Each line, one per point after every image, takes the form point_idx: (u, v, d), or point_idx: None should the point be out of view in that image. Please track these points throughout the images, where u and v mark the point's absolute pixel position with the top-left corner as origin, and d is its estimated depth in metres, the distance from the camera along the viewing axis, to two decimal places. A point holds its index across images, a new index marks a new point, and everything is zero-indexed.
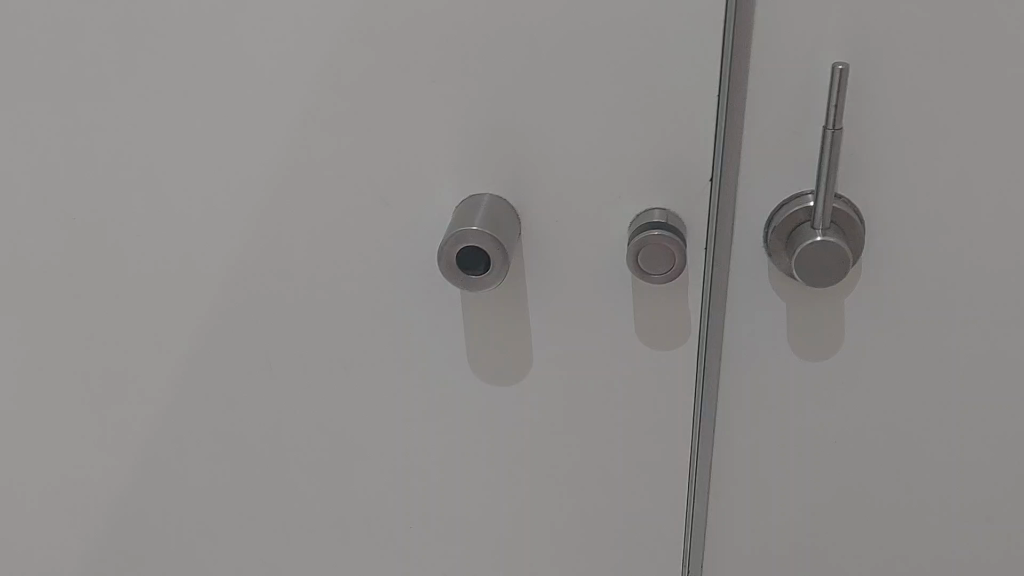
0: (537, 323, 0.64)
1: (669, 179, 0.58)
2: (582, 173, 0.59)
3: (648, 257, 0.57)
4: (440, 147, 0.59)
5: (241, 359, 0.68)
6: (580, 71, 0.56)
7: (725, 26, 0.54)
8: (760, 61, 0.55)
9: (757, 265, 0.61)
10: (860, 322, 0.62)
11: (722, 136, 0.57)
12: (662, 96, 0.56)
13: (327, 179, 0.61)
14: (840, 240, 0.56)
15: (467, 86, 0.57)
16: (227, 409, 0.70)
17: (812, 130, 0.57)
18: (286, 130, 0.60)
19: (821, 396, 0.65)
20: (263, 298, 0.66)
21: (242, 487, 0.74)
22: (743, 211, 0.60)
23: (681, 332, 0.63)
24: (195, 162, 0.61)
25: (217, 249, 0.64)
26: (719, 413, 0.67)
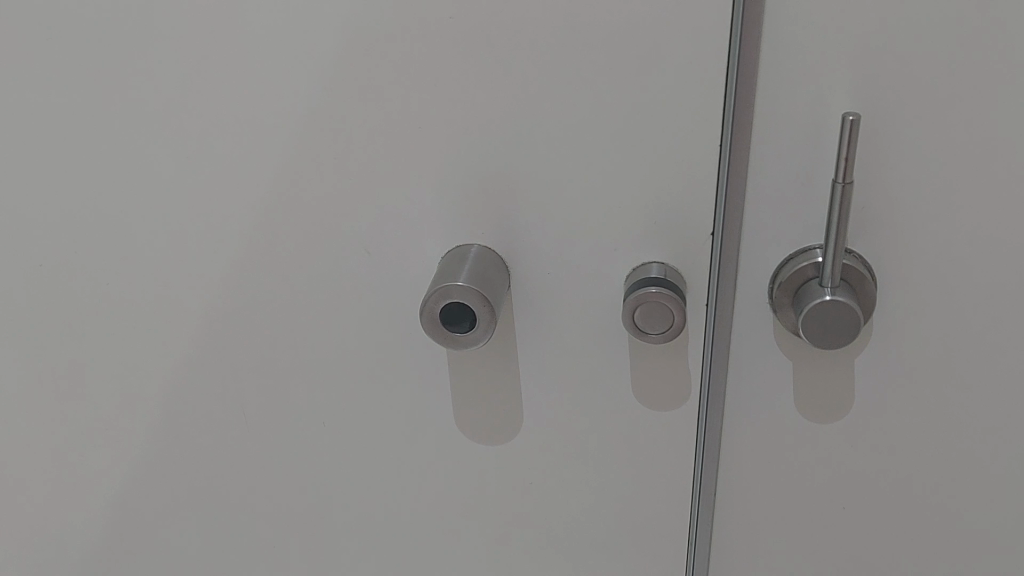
0: (525, 378, 0.61)
1: (667, 231, 0.55)
2: (572, 226, 0.55)
3: (646, 315, 0.53)
4: (424, 194, 0.56)
5: (215, 413, 0.65)
6: (570, 121, 0.52)
7: (727, 71, 0.50)
8: (765, 108, 0.51)
9: (761, 322, 0.57)
10: (872, 382, 0.58)
11: (723, 187, 0.54)
12: (658, 147, 0.52)
13: (305, 228, 0.57)
14: (850, 299, 0.52)
15: (450, 130, 0.53)
16: (203, 457, 0.67)
17: (819, 182, 0.53)
18: (260, 178, 0.56)
19: (825, 459, 0.61)
20: (238, 350, 0.62)
21: (220, 533, 0.71)
22: (747, 264, 0.56)
23: (680, 390, 0.59)
24: (165, 211, 0.58)
25: (191, 300, 0.61)
26: (718, 474, 0.63)
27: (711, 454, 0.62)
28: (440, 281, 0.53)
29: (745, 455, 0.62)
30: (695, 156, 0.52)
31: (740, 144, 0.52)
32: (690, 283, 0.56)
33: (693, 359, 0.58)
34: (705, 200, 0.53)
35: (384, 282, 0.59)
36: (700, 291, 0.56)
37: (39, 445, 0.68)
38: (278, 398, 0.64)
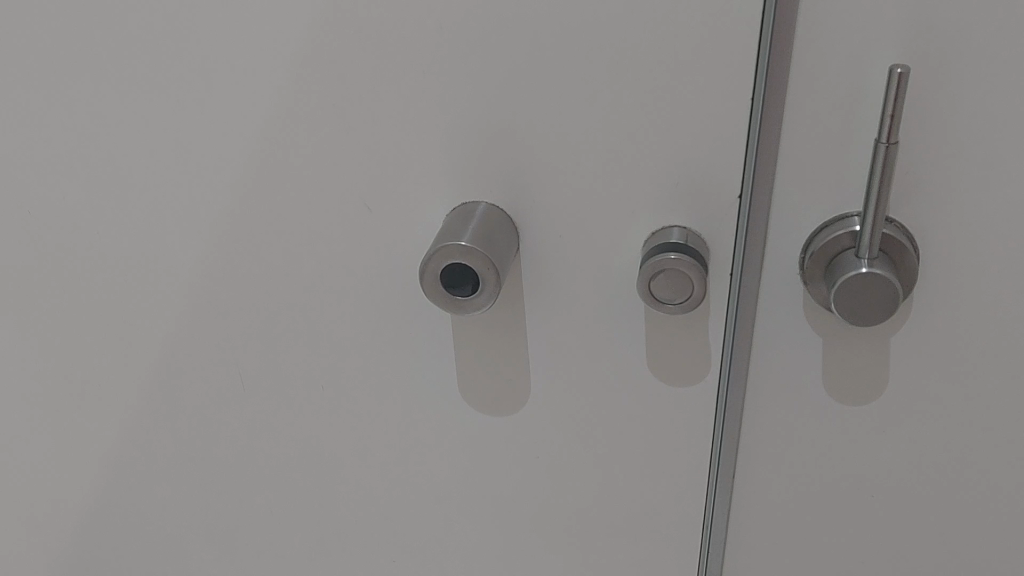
0: (533, 349, 0.57)
1: (690, 195, 0.50)
2: (588, 187, 0.51)
3: (664, 286, 0.49)
4: (428, 148, 0.51)
5: (206, 376, 0.61)
6: (587, 71, 0.48)
7: (762, 18, 0.45)
8: (803, 61, 0.46)
9: (791, 296, 0.53)
10: (908, 364, 0.53)
11: (754, 146, 0.49)
12: (682, 101, 0.47)
13: (300, 183, 0.53)
14: (889, 273, 0.48)
15: (457, 79, 0.49)
16: (195, 423, 0.64)
17: (859, 144, 0.48)
18: (251, 127, 0.52)
19: (855, 446, 0.57)
20: (229, 311, 0.59)
21: (212, 504, 0.67)
22: (777, 233, 0.51)
23: (700, 365, 0.55)
24: (152, 161, 0.54)
25: (180, 255, 0.57)
26: (737, 457, 0.59)
27: (731, 434, 0.58)
28: (442, 239, 0.49)
29: (768, 438, 0.58)
30: (723, 112, 0.47)
31: (773, 99, 0.48)
32: (713, 251, 0.51)
33: (715, 333, 0.54)
34: (733, 162, 0.49)
35: (385, 243, 0.55)
36: (725, 261, 0.52)
37: (28, 404, 0.65)
38: (271, 365, 0.60)
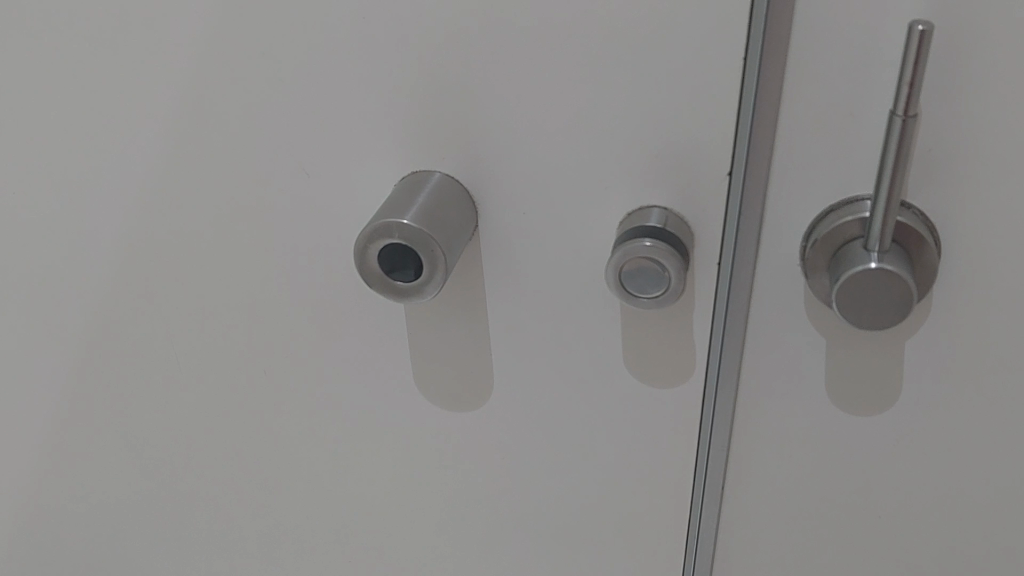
0: (496, 338, 0.50)
1: (673, 173, 0.43)
2: (553, 159, 0.44)
3: (634, 278, 0.42)
4: (369, 111, 0.44)
5: (139, 358, 0.55)
6: (550, 24, 0.40)
7: None
8: (807, 19, 0.38)
9: (789, 291, 0.45)
10: (924, 372, 0.46)
11: (749, 116, 0.41)
12: (662, 62, 0.40)
13: (226, 150, 0.47)
14: (902, 269, 0.41)
15: (400, 33, 0.42)
16: (132, 405, 0.58)
17: (872, 117, 0.40)
18: (168, 85, 0.45)
19: (861, 457, 0.50)
20: (159, 288, 0.52)
21: (153, 489, 0.62)
22: (774, 218, 0.44)
23: (684, 365, 0.48)
24: (61, 120, 0.47)
25: (101, 227, 0.51)
26: (727, 462, 0.52)
27: (721, 440, 0.51)
28: (383, 215, 0.43)
29: (762, 446, 0.51)
30: (711, 78, 0.40)
31: (771, 60, 0.40)
32: (698, 238, 0.44)
33: (701, 329, 0.47)
34: (721, 135, 0.41)
35: (325, 219, 0.48)
36: (712, 249, 0.44)
37: None
38: (210, 348, 0.54)
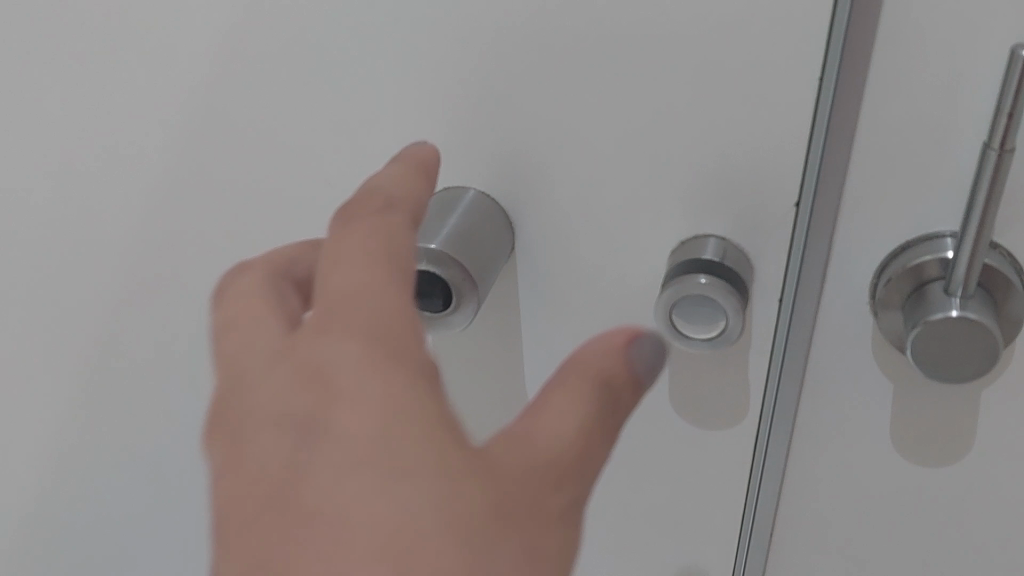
0: (530, 365, 0.46)
1: (730, 202, 0.39)
2: (601, 178, 0.40)
3: (687, 316, 0.38)
4: (399, 123, 0.41)
5: (156, 366, 0.52)
6: (601, 31, 0.36)
7: None
8: (892, 41, 0.34)
9: (854, 336, 0.41)
10: (1002, 436, 0.41)
11: (819, 148, 0.37)
12: (727, 78, 0.36)
13: (248, 154, 0.43)
14: (987, 319, 0.36)
15: (435, 42, 0.38)
16: (145, 414, 0.55)
17: (961, 150, 0.36)
18: (187, 83, 0.42)
19: (925, 522, 0.45)
20: (175, 296, 0.49)
21: (167, 500, 0.59)
22: (841, 257, 0.39)
23: (734, 409, 0.44)
24: (77, 114, 0.44)
25: (115, 227, 0.47)
26: (775, 517, 0.47)
27: (770, 491, 0.46)
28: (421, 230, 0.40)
29: (818, 499, 0.46)
30: (778, 103, 0.36)
31: (847, 87, 0.35)
32: (758, 269, 0.40)
33: (755, 371, 0.43)
34: (788, 163, 0.37)
35: None
36: (773, 281, 0.40)
37: None
38: None
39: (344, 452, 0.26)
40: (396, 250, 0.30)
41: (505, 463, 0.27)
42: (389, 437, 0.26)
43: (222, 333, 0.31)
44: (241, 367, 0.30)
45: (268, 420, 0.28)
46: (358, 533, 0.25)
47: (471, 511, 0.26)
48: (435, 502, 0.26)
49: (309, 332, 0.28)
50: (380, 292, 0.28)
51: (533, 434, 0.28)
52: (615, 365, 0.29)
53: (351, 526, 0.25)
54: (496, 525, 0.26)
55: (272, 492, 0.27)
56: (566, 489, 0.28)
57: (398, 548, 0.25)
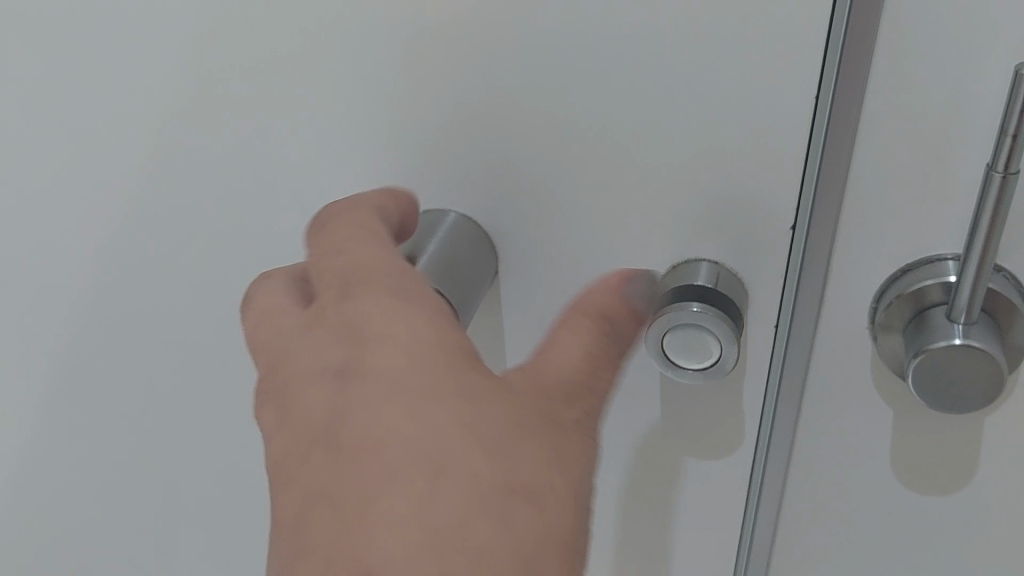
0: None
1: (722, 223, 0.37)
2: (588, 199, 0.38)
3: (678, 346, 0.36)
4: (381, 140, 0.39)
5: (127, 391, 0.51)
6: (586, 48, 0.35)
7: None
8: (890, 60, 0.33)
9: (853, 363, 0.39)
10: (1006, 462, 0.39)
11: (816, 167, 0.35)
12: (719, 98, 0.34)
13: (222, 170, 0.42)
14: (991, 346, 0.35)
15: (416, 57, 0.37)
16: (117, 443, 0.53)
17: (963, 171, 0.34)
18: (160, 101, 0.40)
19: (926, 551, 0.43)
20: (147, 318, 0.47)
21: (142, 528, 0.57)
22: (838, 283, 0.38)
23: (729, 436, 0.42)
24: (44, 129, 0.43)
25: (82, 248, 0.46)
26: (772, 543, 0.46)
27: (767, 516, 0.45)
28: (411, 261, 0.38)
29: (815, 527, 0.44)
30: (772, 124, 0.34)
31: (845, 105, 0.34)
32: (752, 292, 0.38)
33: (749, 397, 0.41)
34: (782, 186, 0.35)
35: None
36: (768, 305, 0.39)
37: None
38: (203, 386, 0.49)
39: (397, 348, 0.31)
40: (386, 214, 0.37)
41: (526, 380, 0.31)
42: (414, 369, 0.30)
43: (257, 325, 0.35)
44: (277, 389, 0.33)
45: (303, 400, 0.31)
46: (400, 453, 0.29)
47: (501, 410, 0.30)
48: (461, 416, 0.29)
49: (323, 317, 0.33)
50: (384, 274, 0.33)
51: (547, 356, 0.32)
52: (614, 306, 0.33)
53: (391, 445, 0.29)
54: (520, 432, 0.30)
55: (314, 445, 0.30)
56: (579, 405, 0.32)
57: (435, 451, 0.29)
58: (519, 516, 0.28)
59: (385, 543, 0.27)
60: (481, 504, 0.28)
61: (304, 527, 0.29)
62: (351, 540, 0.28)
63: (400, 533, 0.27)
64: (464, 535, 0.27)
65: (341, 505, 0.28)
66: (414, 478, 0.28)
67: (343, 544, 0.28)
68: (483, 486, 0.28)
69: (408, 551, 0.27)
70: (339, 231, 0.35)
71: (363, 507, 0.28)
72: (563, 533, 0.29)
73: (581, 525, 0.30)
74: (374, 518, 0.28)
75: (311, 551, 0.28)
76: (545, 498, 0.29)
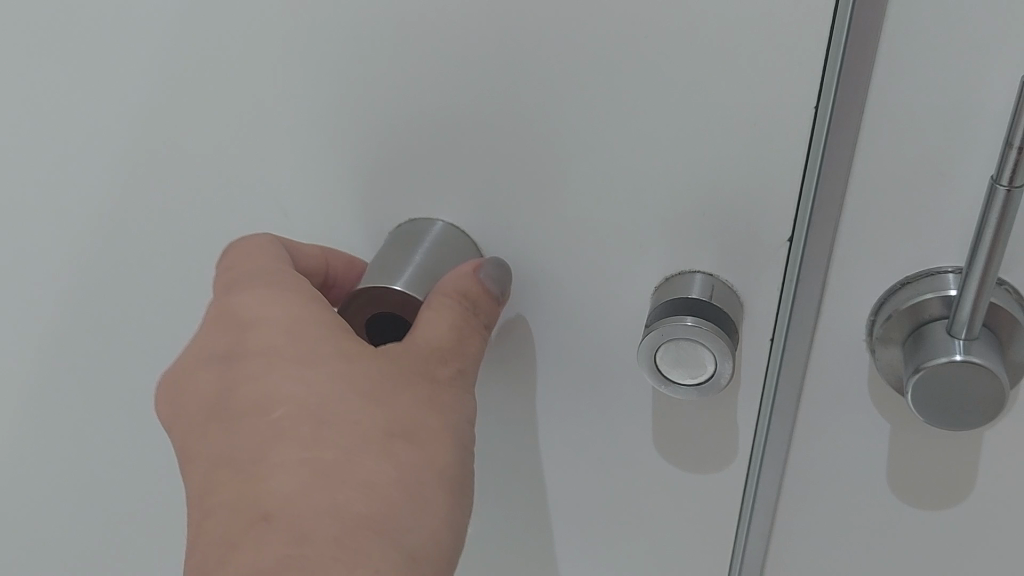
0: (502, 406, 0.43)
1: (718, 235, 0.36)
2: (578, 208, 0.37)
3: (673, 360, 0.35)
4: (367, 144, 0.38)
5: (105, 402, 0.49)
6: (577, 56, 0.33)
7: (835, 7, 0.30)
8: (892, 70, 0.31)
9: (849, 375, 0.38)
10: (1005, 476, 0.39)
11: (814, 179, 0.34)
12: (714, 107, 0.33)
13: (199, 176, 0.40)
14: (993, 363, 0.34)
15: (402, 62, 0.36)
16: (93, 452, 0.52)
17: (965, 183, 0.33)
18: (135, 107, 0.39)
19: (922, 564, 0.42)
20: (124, 326, 0.46)
21: (120, 539, 0.56)
22: (836, 295, 0.37)
23: (722, 449, 0.41)
24: (18, 134, 0.41)
25: (58, 254, 0.45)
26: (765, 555, 0.45)
27: (760, 527, 0.44)
28: (376, 262, 0.38)
29: (811, 540, 0.43)
30: (769, 134, 0.33)
31: (845, 115, 0.33)
32: (748, 303, 0.37)
33: (744, 409, 0.40)
34: (780, 197, 0.34)
35: None
36: (764, 318, 0.38)
37: None
38: None
39: (273, 331, 0.35)
40: (298, 247, 0.39)
41: (391, 350, 0.35)
42: (285, 347, 0.34)
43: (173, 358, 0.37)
44: (175, 401, 0.36)
45: (197, 391, 0.35)
46: (286, 410, 0.33)
47: (372, 372, 0.34)
48: (328, 384, 0.34)
49: (204, 323, 0.36)
50: (262, 269, 0.37)
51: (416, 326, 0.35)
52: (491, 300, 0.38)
53: (277, 405, 0.33)
54: (387, 385, 0.34)
55: (211, 419, 0.34)
56: (453, 362, 0.36)
57: (313, 411, 0.33)
58: (400, 452, 0.33)
59: (279, 484, 0.32)
60: (362, 446, 0.33)
61: (209, 488, 0.33)
62: (250, 488, 0.33)
63: (290, 474, 0.32)
64: (349, 470, 0.32)
65: (238, 462, 0.33)
66: (298, 427, 0.33)
67: (244, 493, 0.33)
68: (363, 430, 0.33)
69: (302, 488, 0.32)
70: (242, 245, 0.38)
71: (258, 459, 0.33)
72: (442, 464, 0.34)
73: (460, 462, 0.35)
74: (272, 461, 0.33)
75: (217, 506, 0.33)
76: (422, 440, 0.34)
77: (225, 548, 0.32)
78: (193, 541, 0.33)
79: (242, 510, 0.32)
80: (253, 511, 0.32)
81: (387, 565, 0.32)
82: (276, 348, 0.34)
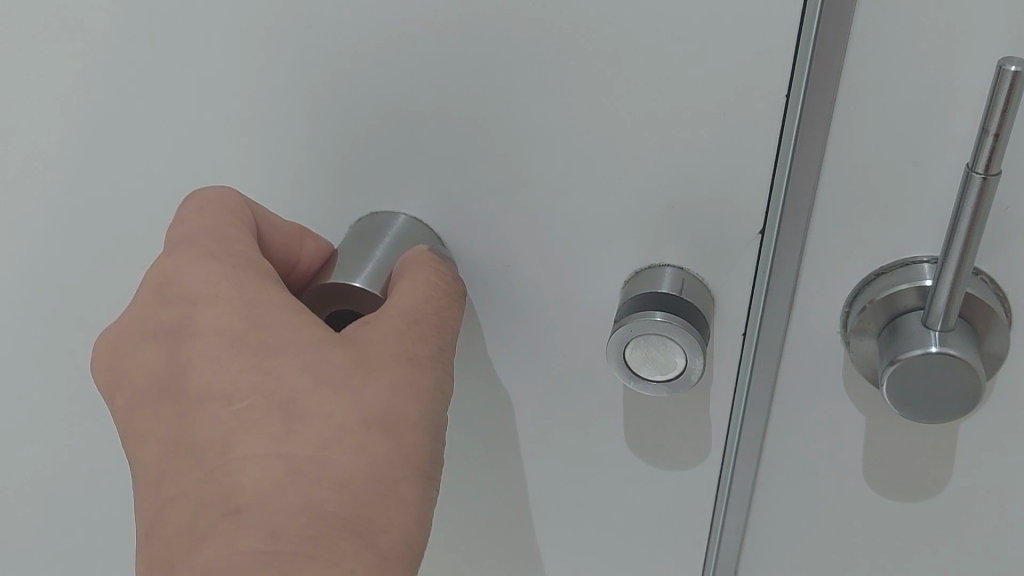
0: (472, 403, 0.42)
1: (688, 227, 0.35)
2: (544, 202, 0.36)
3: (642, 357, 0.34)
4: (326, 137, 0.37)
5: (59, 412, 0.48)
6: (541, 45, 0.32)
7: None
8: (864, 57, 0.30)
9: (824, 368, 0.37)
10: (981, 467, 0.38)
11: (786, 167, 0.33)
12: (682, 97, 0.32)
13: (154, 173, 0.39)
14: (969, 354, 0.33)
15: (361, 53, 0.34)
16: (48, 464, 0.50)
17: (939, 171, 0.32)
18: (84, 101, 0.38)
19: (899, 557, 0.42)
20: (76, 331, 0.44)
21: (80, 550, 0.54)
22: (810, 285, 0.36)
23: (695, 444, 0.40)
24: None
25: (9, 258, 0.43)
26: (741, 550, 0.44)
27: (735, 522, 0.43)
28: (335, 257, 0.37)
29: (785, 535, 0.43)
30: (739, 124, 0.32)
31: (817, 101, 0.32)
32: (720, 296, 0.36)
33: (718, 403, 0.39)
34: (751, 188, 0.33)
35: None
36: (736, 312, 0.37)
37: None
38: None
39: (231, 312, 0.32)
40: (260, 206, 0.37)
41: (363, 331, 0.33)
42: (245, 331, 0.32)
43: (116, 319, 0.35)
44: (120, 373, 0.34)
45: (147, 365, 0.33)
46: (253, 401, 0.31)
47: (344, 361, 0.32)
48: (299, 373, 0.31)
49: (150, 295, 0.34)
50: (217, 242, 0.34)
51: (389, 304, 0.34)
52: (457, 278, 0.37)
53: (242, 395, 0.31)
54: (360, 372, 0.32)
55: (167, 400, 0.32)
56: (431, 338, 0.34)
57: (281, 401, 0.31)
58: (376, 445, 0.31)
59: (248, 478, 0.30)
60: (336, 437, 0.31)
61: (167, 475, 0.32)
62: (215, 481, 0.31)
63: (259, 470, 0.30)
64: (325, 465, 0.30)
65: (200, 454, 0.31)
66: (267, 419, 0.31)
67: (207, 486, 0.31)
68: (339, 421, 0.31)
69: (272, 484, 0.30)
70: (198, 205, 0.36)
71: (222, 452, 0.31)
72: (419, 456, 0.32)
73: (438, 450, 0.33)
74: (240, 456, 0.31)
75: (179, 496, 0.31)
76: (401, 429, 0.32)
77: (190, 540, 0.31)
78: (149, 527, 0.32)
79: (209, 508, 0.30)
80: (221, 506, 0.30)
81: (362, 565, 0.30)
82: (238, 331, 0.32)
